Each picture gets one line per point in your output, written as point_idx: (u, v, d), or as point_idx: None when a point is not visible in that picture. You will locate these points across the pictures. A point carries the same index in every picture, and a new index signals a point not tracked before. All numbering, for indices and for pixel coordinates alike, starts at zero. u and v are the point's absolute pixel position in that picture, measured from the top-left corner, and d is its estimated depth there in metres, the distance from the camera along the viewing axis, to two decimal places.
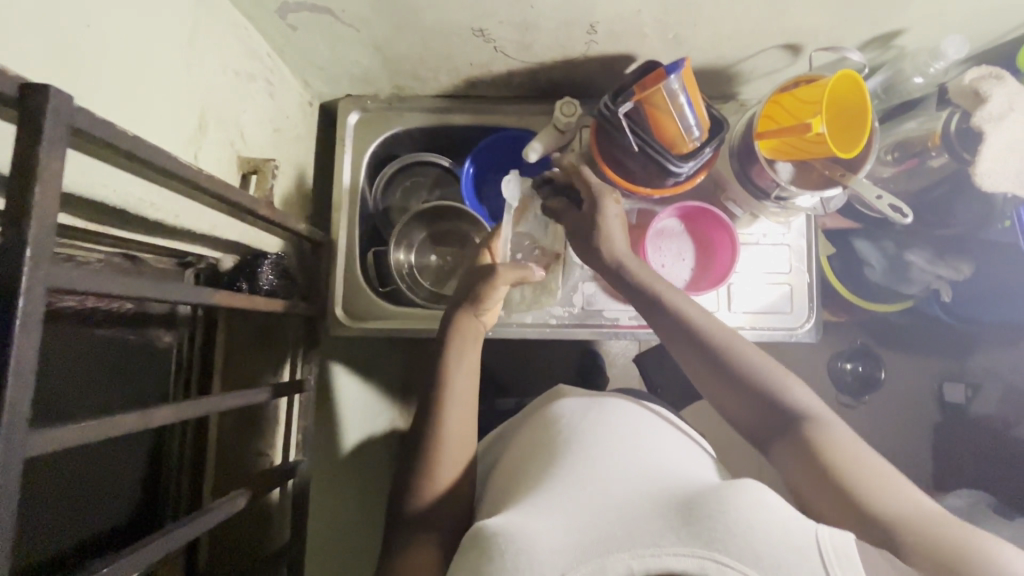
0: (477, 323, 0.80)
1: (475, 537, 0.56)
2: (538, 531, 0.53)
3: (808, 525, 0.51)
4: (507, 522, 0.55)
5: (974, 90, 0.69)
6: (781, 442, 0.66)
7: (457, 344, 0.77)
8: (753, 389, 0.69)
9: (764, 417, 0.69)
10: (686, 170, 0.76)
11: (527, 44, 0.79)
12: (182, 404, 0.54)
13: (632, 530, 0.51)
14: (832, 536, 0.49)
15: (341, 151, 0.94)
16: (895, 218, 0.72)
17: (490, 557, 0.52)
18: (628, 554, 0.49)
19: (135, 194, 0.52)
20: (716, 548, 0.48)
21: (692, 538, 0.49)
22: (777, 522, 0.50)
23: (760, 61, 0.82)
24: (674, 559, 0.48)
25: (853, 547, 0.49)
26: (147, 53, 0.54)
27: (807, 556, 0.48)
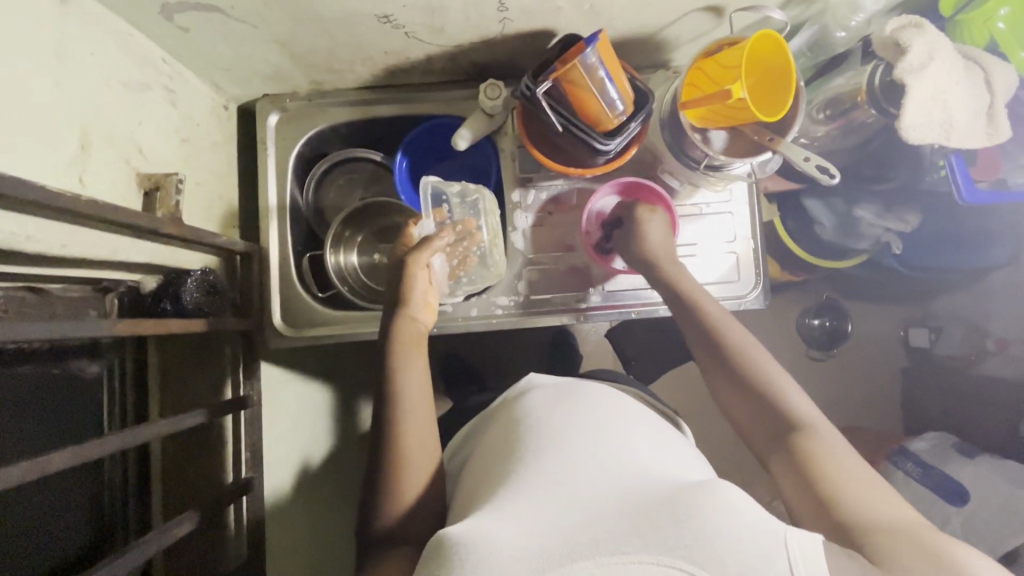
0: (411, 324, 0.78)
1: (437, 544, 0.55)
2: (500, 539, 0.52)
3: (777, 530, 0.50)
4: (470, 530, 0.54)
5: (895, 40, 0.67)
6: (774, 453, 0.66)
7: (401, 356, 0.75)
8: (755, 392, 0.71)
9: (759, 420, 0.69)
10: (613, 147, 0.73)
11: (438, 28, 0.75)
12: (87, 443, 0.52)
13: (598, 534, 0.50)
14: (801, 536, 0.50)
15: (264, 154, 0.90)
16: (822, 179, 0.70)
17: (450, 567, 0.51)
18: (591, 562, 0.48)
19: (4, 229, 0.48)
20: (681, 555, 0.48)
21: (659, 546, 0.48)
22: (745, 526, 0.50)
23: (684, 26, 0.79)
24: (637, 567, 0.48)
25: (820, 548, 0.49)
26: (1, 74, 0.50)
27: (774, 562, 0.47)
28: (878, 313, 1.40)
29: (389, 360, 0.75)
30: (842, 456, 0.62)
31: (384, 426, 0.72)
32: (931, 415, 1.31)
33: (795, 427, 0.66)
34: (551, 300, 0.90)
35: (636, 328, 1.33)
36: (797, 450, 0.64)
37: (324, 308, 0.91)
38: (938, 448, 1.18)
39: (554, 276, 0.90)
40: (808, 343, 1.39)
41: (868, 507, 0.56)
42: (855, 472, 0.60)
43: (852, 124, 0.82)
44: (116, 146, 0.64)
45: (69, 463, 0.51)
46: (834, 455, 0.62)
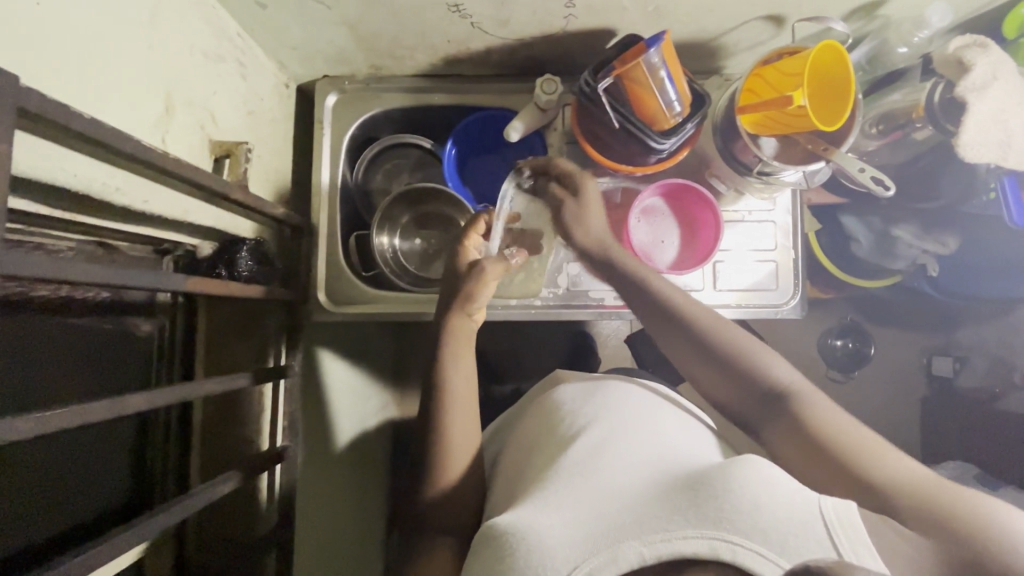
0: (468, 323, 0.78)
1: (486, 537, 0.56)
2: (549, 525, 0.53)
3: (810, 499, 0.50)
4: (518, 519, 0.55)
5: (959, 58, 0.67)
6: (770, 423, 0.67)
7: (451, 349, 0.76)
8: (739, 375, 0.70)
9: (747, 396, 0.69)
10: (668, 146, 0.75)
11: (504, 20, 0.77)
12: (154, 391, 0.54)
13: (643, 518, 0.51)
14: (835, 506, 0.49)
15: (320, 134, 0.93)
16: (878, 190, 0.71)
17: (501, 556, 0.52)
18: (639, 542, 0.48)
19: (98, 179, 0.51)
20: (724, 528, 0.47)
21: (702, 520, 0.48)
22: (783, 497, 0.50)
23: (743, 33, 0.80)
24: (685, 542, 0.47)
25: (857, 517, 0.48)
26: (106, 32, 0.52)
27: (811, 529, 0.47)
28: (902, 338, 1.39)
29: (438, 357, 0.76)
30: (836, 413, 0.64)
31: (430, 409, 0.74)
32: (952, 443, 1.30)
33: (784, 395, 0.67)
34: (589, 295, 0.92)
35: None
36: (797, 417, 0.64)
37: (368, 287, 0.94)
38: (960, 477, 1.16)
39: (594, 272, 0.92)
40: (830, 363, 1.39)
41: (883, 464, 0.58)
42: (856, 430, 0.62)
43: (904, 140, 0.83)
44: (193, 112, 0.67)
45: (140, 408, 0.53)
46: (831, 417, 0.63)
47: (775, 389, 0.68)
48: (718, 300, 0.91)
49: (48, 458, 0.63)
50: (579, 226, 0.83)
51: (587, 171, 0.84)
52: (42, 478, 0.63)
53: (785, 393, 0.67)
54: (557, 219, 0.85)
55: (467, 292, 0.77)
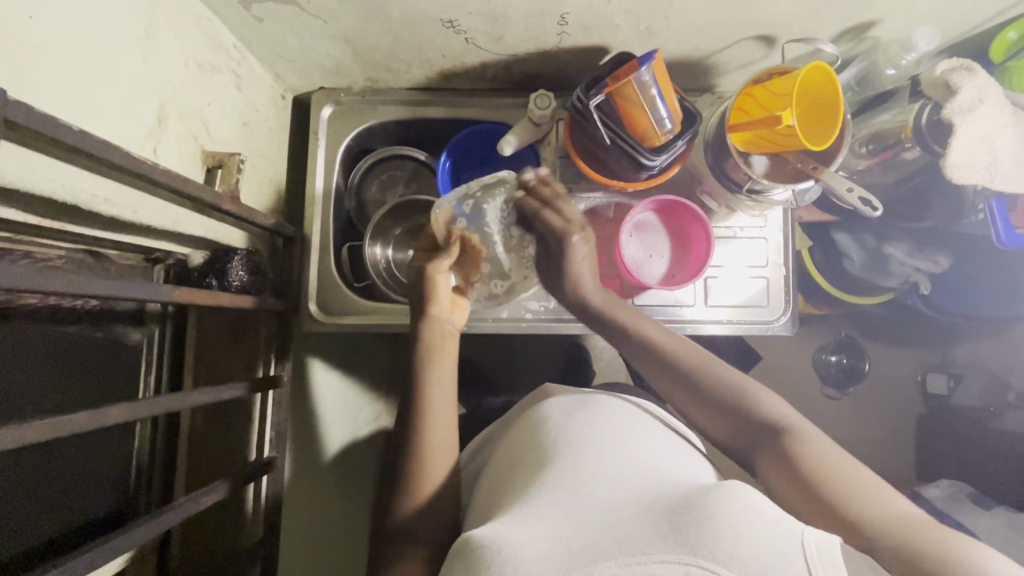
0: (442, 323, 0.77)
1: (464, 546, 0.55)
2: (524, 540, 0.52)
3: (792, 527, 0.49)
4: (497, 533, 0.53)
5: (946, 81, 0.68)
6: (763, 454, 0.65)
7: (425, 356, 0.75)
8: (725, 407, 0.69)
9: (741, 429, 0.68)
10: (659, 163, 0.76)
11: (498, 36, 0.78)
12: (138, 402, 0.53)
13: (619, 537, 0.49)
14: (817, 539, 0.48)
15: (315, 145, 0.93)
16: (866, 211, 0.71)
17: (475, 565, 0.51)
18: (614, 561, 0.47)
19: (87, 190, 0.51)
20: (702, 555, 0.46)
21: (678, 545, 0.47)
22: (763, 524, 0.49)
23: (735, 52, 0.81)
24: (660, 565, 0.46)
25: (839, 553, 0.47)
26: (99, 45, 0.53)
27: (792, 563, 0.46)
28: (897, 355, 1.39)
29: (416, 361, 0.75)
30: (828, 449, 0.62)
31: (406, 422, 0.73)
32: (947, 464, 1.29)
33: (781, 429, 0.65)
34: None
35: None
36: (784, 450, 0.63)
37: (358, 297, 0.94)
38: (953, 497, 1.15)
39: None
40: (823, 380, 1.39)
41: (865, 500, 0.56)
42: (850, 468, 0.59)
43: (894, 160, 0.83)
44: (187, 124, 0.67)
45: (123, 419, 0.52)
46: (822, 451, 0.61)
47: (764, 420, 0.67)
48: (708, 316, 0.91)
49: (33, 466, 0.63)
50: (566, 279, 0.79)
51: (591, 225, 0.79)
52: (25, 487, 0.62)
53: (776, 427, 0.66)
54: (551, 277, 0.81)
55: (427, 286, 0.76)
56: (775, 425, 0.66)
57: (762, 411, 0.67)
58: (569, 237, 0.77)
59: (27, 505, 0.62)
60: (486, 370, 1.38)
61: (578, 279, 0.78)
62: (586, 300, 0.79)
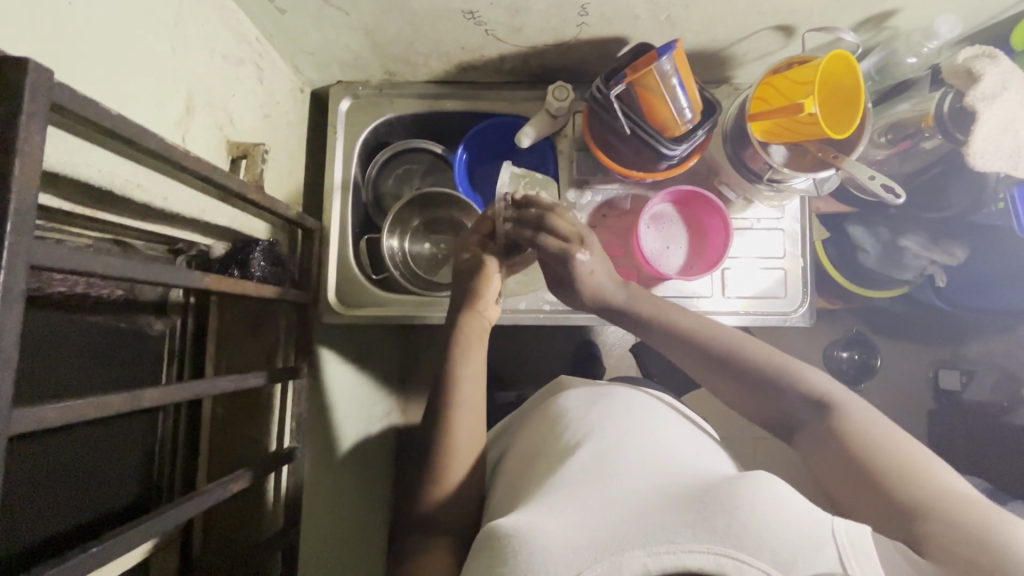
0: (481, 320, 0.80)
1: (488, 538, 0.55)
2: (551, 530, 0.51)
3: (821, 519, 0.49)
4: (522, 522, 0.53)
5: (968, 69, 0.68)
6: (806, 434, 0.66)
7: (463, 345, 0.77)
8: (771, 383, 0.69)
9: (781, 411, 0.69)
10: (680, 152, 0.76)
11: (518, 28, 0.79)
12: (169, 386, 0.54)
13: (647, 527, 0.49)
14: (847, 528, 0.48)
15: (333, 138, 0.94)
16: (889, 198, 0.71)
17: (503, 559, 0.50)
18: (643, 551, 0.46)
19: (121, 176, 0.52)
20: (732, 544, 0.45)
21: (708, 534, 0.46)
22: (790, 514, 0.49)
23: (754, 43, 0.81)
24: (689, 556, 0.45)
25: (870, 540, 0.47)
26: (132, 33, 0.54)
27: (823, 550, 0.45)
28: (909, 351, 1.39)
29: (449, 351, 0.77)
30: (869, 426, 0.62)
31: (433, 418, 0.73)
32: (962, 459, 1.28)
33: (823, 409, 0.65)
34: None
35: None
36: (829, 429, 0.63)
37: (376, 289, 0.94)
38: None
39: None
40: (835, 375, 1.38)
41: (912, 481, 0.55)
42: (896, 444, 0.59)
43: (914, 149, 0.84)
44: (213, 113, 0.68)
45: (155, 403, 0.52)
46: (865, 431, 0.61)
47: (806, 400, 0.67)
48: (725, 307, 0.91)
49: (61, 454, 0.64)
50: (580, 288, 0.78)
51: (590, 235, 0.78)
52: (53, 474, 0.62)
53: (818, 406, 0.66)
54: (557, 283, 0.81)
55: (474, 287, 0.80)
56: (818, 401, 0.66)
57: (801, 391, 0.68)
58: (571, 255, 0.76)
59: (57, 489, 0.63)
60: (499, 364, 1.38)
61: (591, 278, 0.77)
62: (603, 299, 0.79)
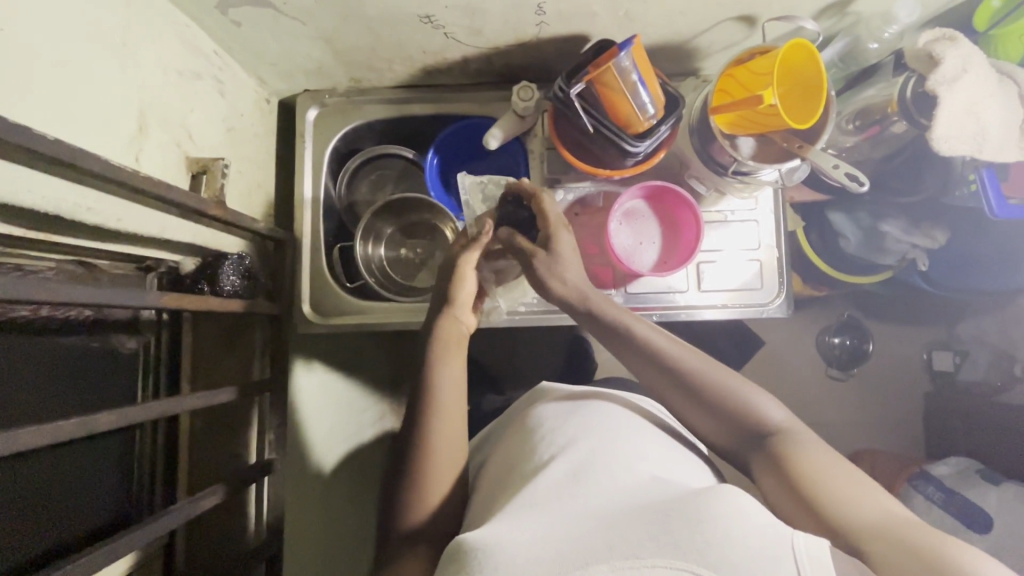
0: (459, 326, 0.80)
1: (456, 551, 0.54)
2: (518, 544, 0.51)
3: (783, 532, 0.49)
4: (489, 535, 0.53)
5: (928, 53, 0.68)
6: (758, 459, 0.65)
7: (441, 353, 0.76)
8: (724, 411, 0.68)
9: (736, 435, 0.68)
10: (643, 149, 0.75)
11: (477, 29, 0.78)
12: (129, 409, 0.54)
13: (612, 539, 0.49)
14: (807, 543, 0.47)
15: (302, 147, 0.94)
16: (852, 186, 0.71)
17: (467, 571, 0.50)
18: (607, 566, 0.47)
19: (70, 200, 0.52)
20: (694, 558, 0.46)
21: (672, 549, 0.47)
22: (752, 527, 0.48)
23: (717, 34, 0.80)
24: (653, 572, 0.46)
25: (830, 556, 0.47)
26: (77, 56, 0.54)
27: (783, 564, 0.46)
28: (901, 334, 1.38)
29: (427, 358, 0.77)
30: (822, 454, 0.62)
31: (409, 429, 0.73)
32: (955, 440, 1.28)
33: (777, 434, 0.66)
34: None
35: None
36: (779, 455, 0.63)
37: (351, 297, 0.94)
38: (962, 474, 1.12)
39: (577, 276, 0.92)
40: (828, 361, 1.37)
41: (858, 504, 0.55)
42: (844, 475, 0.58)
43: (882, 135, 0.83)
44: (169, 131, 0.68)
45: (113, 424, 0.53)
46: (818, 458, 0.61)
47: (760, 426, 0.67)
48: (702, 300, 0.91)
49: (33, 476, 0.64)
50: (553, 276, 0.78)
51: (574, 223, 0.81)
52: (24, 497, 0.63)
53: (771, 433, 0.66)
54: (537, 282, 0.80)
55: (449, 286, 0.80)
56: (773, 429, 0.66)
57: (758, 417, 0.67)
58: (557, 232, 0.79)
59: (32, 511, 0.63)
60: (489, 364, 1.38)
61: (566, 266, 0.77)
62: (580, 292, 0.77)
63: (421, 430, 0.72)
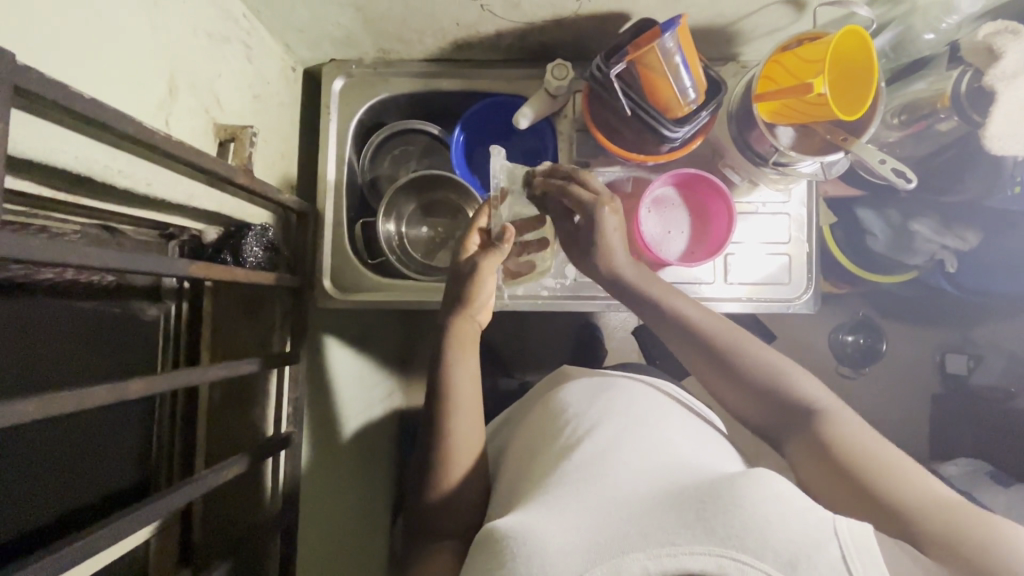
0: (471, 324, 0.76)
1: (486, 538, 0.54)
2: (550, 531, 0.51)
3: (824, 518, 0.47)
4: (519, 522, 0.53)
5: (988, 46, 0.65)
6: (793, 437, 0.64)
7: (455, 350, 0.74)
8: (757, 387, 0.67)
9: (773, 412, 0.66)
10: (682, 135, 0.73)
11: (515, 3, 0.75)
12: (155, 377, 0.54)
13: (647, 527, 0.48)
14: (852, 528, 0.46)
15: (326, 119, 0.92)
16: (899, 183, 0.69)
17: (500, 560, 0.50)
18: (643, 554, 0.46)
19: (101, 162, 0.51)
20: (733, 545, 0.45)
21: (708, 535, 0.46)
22: (791, 511, 0.47)
23: (762, 18, 0.77)
24: (691, 558, 0.45)
25: (873, 540, 0.45)
26: (110, 13, 0.52)
27: (826, 549, 0.44)
28: (916, 335, 1.36)
29: (442, 353, 0.74)
30: (862, 432, 0.60)
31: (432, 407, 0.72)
32: (963, 443, 1.28)
33: (816, 411, 0.63)
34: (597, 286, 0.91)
35: None
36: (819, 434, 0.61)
37: (371, 274, 0.93)
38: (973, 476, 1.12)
39: None
40: (839, 359, 1.36)
41: (902, 483, 0.54)
42: (874, 446, 0.58)
43: (927, 131, 0.81)
44: (198, 95, 0.66)
45: (139, 394, 0.52)
46: (856, 434, 0.60)
47: (798, 404, 0.65)
48: (727, 293, 0.89)
49: (51, 443, 0.63)
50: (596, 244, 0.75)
51: (621, 195, 0.76)
52: (49, 461, 0.63)
53: (808, 410, 0.64)
54: (574, 244, 0.79)
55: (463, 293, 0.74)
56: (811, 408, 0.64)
57: (798, 394, 0.65)
58: (599, 209, 0.73)
59: (58, 475, 0.64)
60: (500, 348, 1.37)
61: (610, 250, 0.75)
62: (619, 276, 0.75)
63: (441, 412, 0.71)
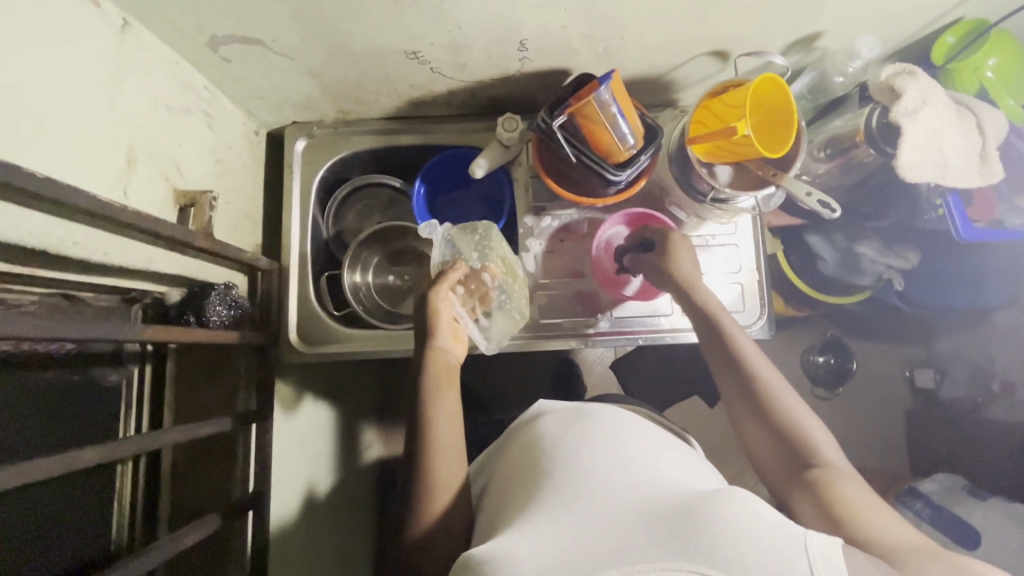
0: (443, 357, 0.76)
1: (463, 565, 0.54)
2: (525, 552, 0.51)
3: (795, 534, 0.49)
4: (498, 546, 0.53)
5: (890, 86, 0.72)
6: (793, 482, 0.67)
7: (434, 388, 0.73)
8: (779, 427, 0.70)
9: (779, 453, 0.69)
10: (624, 178, 0.78)
11: (462, 64, 0.81)
12: (108, 445, 0.53)
13: (620, 545, 0.50)
14: (819, 544, 0.48)
15: (289, 177, 0.95)
16: (824, 213, 0.74)
17: None
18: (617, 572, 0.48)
19: (56, 234, 0.53)
20: (704, 561, 0.46)
21: (679, 553, 0.47)
22: (761, 530, 0.49)
23: (692, 68, 0.84)
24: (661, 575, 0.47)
25: (840, 554, 0.48)
26: (69, 95, 0.55)
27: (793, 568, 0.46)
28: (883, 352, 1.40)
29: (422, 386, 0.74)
30: (856, 489, 0.64)
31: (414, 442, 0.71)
32: (938, 456, 1.29)
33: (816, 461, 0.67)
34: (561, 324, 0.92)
35: (643, 358, 1.35)
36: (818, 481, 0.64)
37: (339, 325, 0.94)
38: (949, 489, 1.14)
39: (564, 302, 0.93)
40: (813, 380, 1.39)
41: (896, 533, 0.57)
42: (869, 500, 0.62)
43: (850, 162, 0.87)
44: (157, 164, 0.68)
45: (92, 462, 0.51)
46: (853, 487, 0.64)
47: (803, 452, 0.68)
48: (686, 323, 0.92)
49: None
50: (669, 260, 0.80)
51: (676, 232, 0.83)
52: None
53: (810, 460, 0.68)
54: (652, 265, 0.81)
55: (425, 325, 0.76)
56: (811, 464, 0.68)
57: (804, 441, 0.69)
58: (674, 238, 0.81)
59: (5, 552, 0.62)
60: (479, 391, 1.37)
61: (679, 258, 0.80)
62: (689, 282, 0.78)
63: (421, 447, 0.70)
